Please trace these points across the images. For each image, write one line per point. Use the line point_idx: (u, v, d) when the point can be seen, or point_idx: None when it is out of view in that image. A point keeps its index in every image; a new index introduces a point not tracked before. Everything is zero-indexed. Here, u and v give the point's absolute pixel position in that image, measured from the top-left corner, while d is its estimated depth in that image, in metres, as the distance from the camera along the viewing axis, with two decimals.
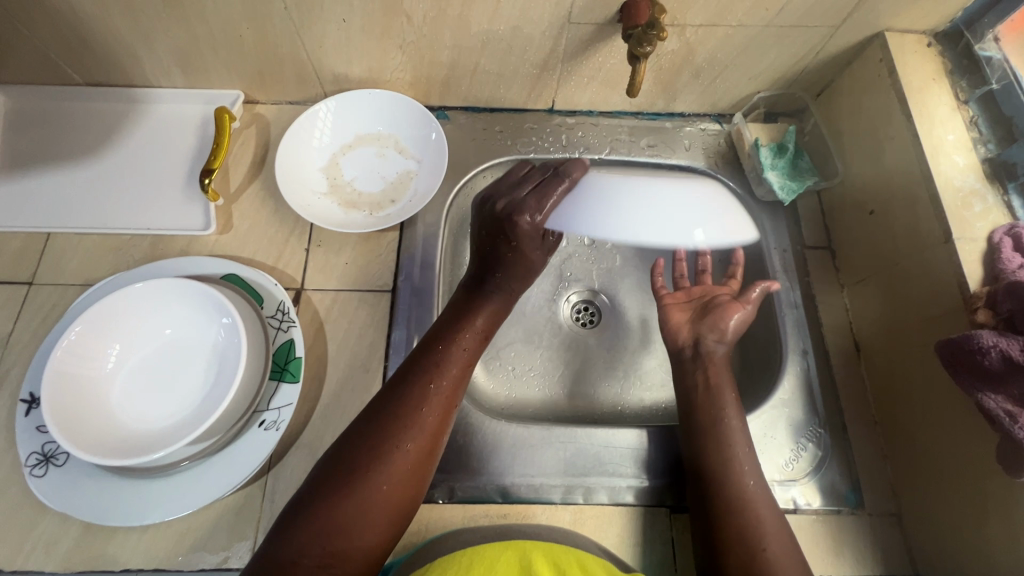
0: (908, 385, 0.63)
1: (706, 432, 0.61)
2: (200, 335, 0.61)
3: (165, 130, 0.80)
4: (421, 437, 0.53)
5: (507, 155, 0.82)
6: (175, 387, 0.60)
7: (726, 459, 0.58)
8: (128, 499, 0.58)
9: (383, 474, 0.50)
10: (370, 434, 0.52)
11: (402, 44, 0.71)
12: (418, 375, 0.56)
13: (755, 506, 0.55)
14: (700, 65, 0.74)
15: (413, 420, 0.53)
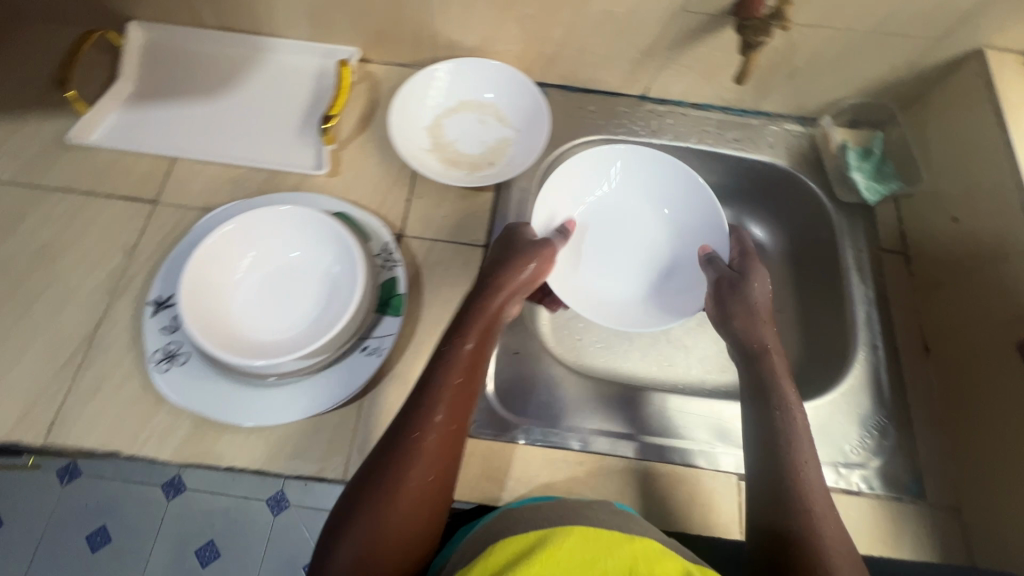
0: (980, 385, 0.66)
1: (768, 444, 0.58)
2: (322, 261, 0.66)
3: (283, 77, 0.85)
4: (448, 437, 0.51)
5: (599, 134, 0.86)
6: (296, 307, 0.65)
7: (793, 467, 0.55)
8: (238, 401, 0.62)
9: (409, 477, 0.48)
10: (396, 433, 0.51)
11: (520, 17, 0.75)
12: (443, 358, 0.55)
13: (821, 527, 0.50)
14: (798, 65, 0.78)
15: (439, 422, 0.51)
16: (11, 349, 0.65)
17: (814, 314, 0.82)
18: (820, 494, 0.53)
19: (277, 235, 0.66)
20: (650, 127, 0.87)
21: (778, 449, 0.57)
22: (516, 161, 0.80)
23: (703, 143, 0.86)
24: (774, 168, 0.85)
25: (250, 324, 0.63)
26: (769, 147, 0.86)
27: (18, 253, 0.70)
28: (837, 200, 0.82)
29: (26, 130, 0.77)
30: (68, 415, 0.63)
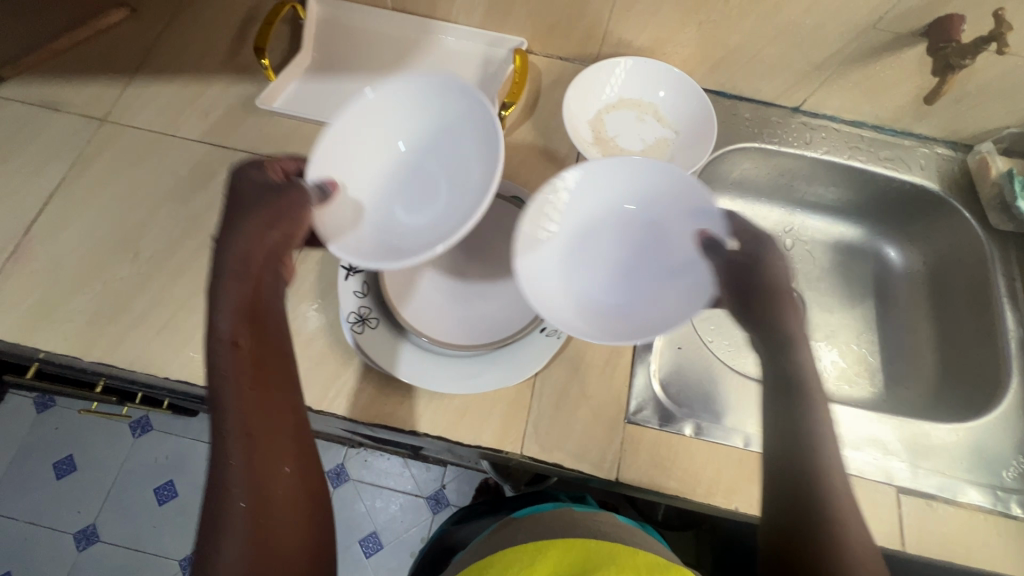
0: None
1: (786, 451, 0.54)
2: (463, 175, 0.63)
3: (451, 62, 0.87)
4: (242, 375, 0.47)
5: (753, 142, 0.87)
6: (432, 215, 0.63)
7: (805, 470, 0.52)
8: (426, 369, 0.64)
9: (232, 418, 0.46)
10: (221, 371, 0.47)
11: (702, 22, 0.77)
12: (223, 299, 0.49)
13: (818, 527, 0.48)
14: (969, 90, 0.78)
15: (230, 360, 0.47)
16: (201, 299, 0.68)
17: (954, 338, 0.84)
18: (833, 501, 0.50)
19: (430, 144, 0.66)
20: (803, 139, 0.88)
21: (801, 457, 0.52)
22: (678, 160, 0.81)
23: (854, 160, 0.87)
24: (924, 190, 0.86)
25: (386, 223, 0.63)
26: (921, 169, 0.86)
27: (208, 209, 0.74)
28: (990, 227, 0.82)
29: (213, 93, 0.81)
30: None
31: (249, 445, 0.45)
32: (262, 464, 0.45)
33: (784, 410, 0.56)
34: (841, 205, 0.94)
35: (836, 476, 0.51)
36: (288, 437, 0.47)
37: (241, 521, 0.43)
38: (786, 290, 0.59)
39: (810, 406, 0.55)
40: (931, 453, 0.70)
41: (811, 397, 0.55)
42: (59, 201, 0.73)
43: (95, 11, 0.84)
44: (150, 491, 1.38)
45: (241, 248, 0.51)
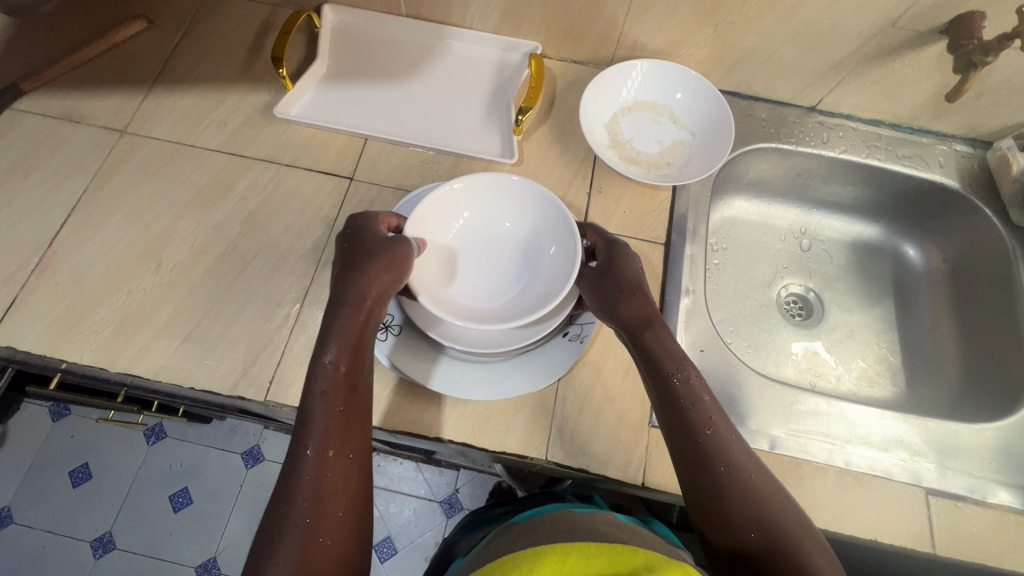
0: None
1: (693, 459, 0.55)
2: (538, 237, 0.70)
3: (466, 68, 0.87)
4: (336, 395, 0.55)
5: (770, 142, 0.86)
6: (482, 268, 0.70)
7: (741, 477, 0.54)
8: (450, 374, 0.65)
9: (316, 436, 0.53)
10: (319, 390, 0.55)
11: (719, 23, 0.77)
12: (335, 329, 0.58)
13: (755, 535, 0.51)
14: (989, 87, 0.78)
15: (327, 380, 0.55)
16: (223, 309, 0.69)
17: (976, 336, 0.83)
18: (770, 508, 0.52)
19: (503, 204, 0.71)
20: (820, 138, 0.87)
21: (704, 465, 0.54)
22: (696, 162, 0.81)
23: (873, 159, 0.86)
24: (944, 188, 0.85)
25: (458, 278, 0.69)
26: (940, 167, 0.86)
27: (228, 219, 0.74)
28: (1012, 223, 0.81)
29: (230, 103, 0.81)
30: (283, 376, 0.66)
31: (323, 454, 0.52)
32: (331, 471, 0.52)
33: (676, 422, 0.56)
34: (858, 205, 0.94)
35: (764, 484, 0.54)
36: (357, 449, 0.54)
37: (302, 513, 0.49)
38: (634, 279, 0.63)
39: (712, 418, 0.56)
40: (959, 454, 0.69)
41: (701, 403, 0.57)
42: (80, 213, 0.73)
43: (113, 24, 0.85)
44: (166, 498, 1.39)
45: (356, 291, 0.60)
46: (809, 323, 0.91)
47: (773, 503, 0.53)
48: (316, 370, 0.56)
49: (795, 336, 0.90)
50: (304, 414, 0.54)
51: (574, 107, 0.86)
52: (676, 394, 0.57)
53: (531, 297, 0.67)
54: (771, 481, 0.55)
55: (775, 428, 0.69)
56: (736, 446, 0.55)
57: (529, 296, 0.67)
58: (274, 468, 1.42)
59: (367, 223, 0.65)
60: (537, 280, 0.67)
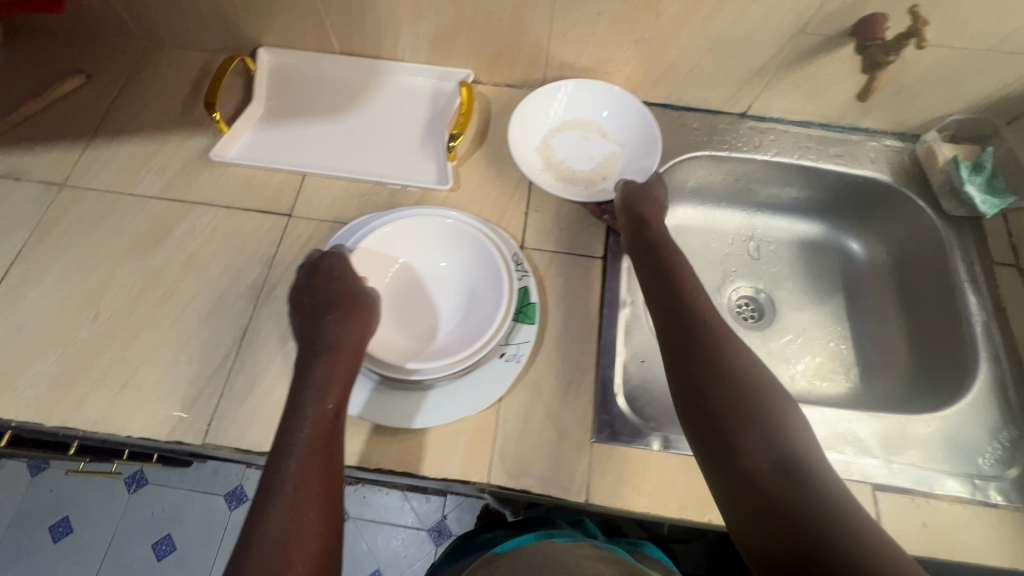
0: None
1: (707, 377, 0.56)
2: (473, 277, 0.72)
3: (402, 98, 0.89)
4: (320, 435, 0.55)
5: (704, 150, 0.88)
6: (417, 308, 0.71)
7: (752, 401, 0.54)
8: (386, 404, 0.65)
9: (296, 475, 0.52)
10: (297, 419, 0.56)
11: (639, 40, 0.79)
12: (321, 373, 0.59)
13: (763, 457, 0.50)
14: (907, 83, 0.80)
15: (315, 420, 0.56)
16: (163, 353, 0.69)
17: (920, 326, 0.84)
18: (780, 434, 0.52)
19: (440, 244, 0.73)
20: (753, 143, 0.89)
21: (718, 376, 0.56)
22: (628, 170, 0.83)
23: (806, 159, 0.88)
24: (876, 183, 0.87)
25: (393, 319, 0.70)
26: (871, 162, 0.87)
27: (169, 263, 0.75)
28: (945, 213, 0.83)
29: (169, 149, 0.83)
30: (223, 416, 0.66)
31: (300, 482, 0.52)
32: (304, 499, 0.51)
33: (683, 355, 0.59)
34: (800, 204, 0.95)
35: (776, 410, 0.54)
36: (332, 478, 0.54)
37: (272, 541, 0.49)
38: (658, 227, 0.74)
39: (725, 346, 0.59)
40: (905, 448, 0.69)
41: (711, 333, 0.60)
42: (21, 266, 0.74)
43: (55, 80, 0.86)
44: (149, 546, 1.36)
45: (338, 336, 0.61)
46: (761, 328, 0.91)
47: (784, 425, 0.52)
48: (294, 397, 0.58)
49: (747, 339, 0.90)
50: (281, 441, 0.55)
51: (508, 130, 0.87)
52: (690, 325, 0.61)
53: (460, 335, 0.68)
54: (789, 409, 0.54)
55: None
56: (745, 374, 0.57)
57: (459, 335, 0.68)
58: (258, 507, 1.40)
59: (339, 258, 0.67)
60: (469, 318, 0.69)
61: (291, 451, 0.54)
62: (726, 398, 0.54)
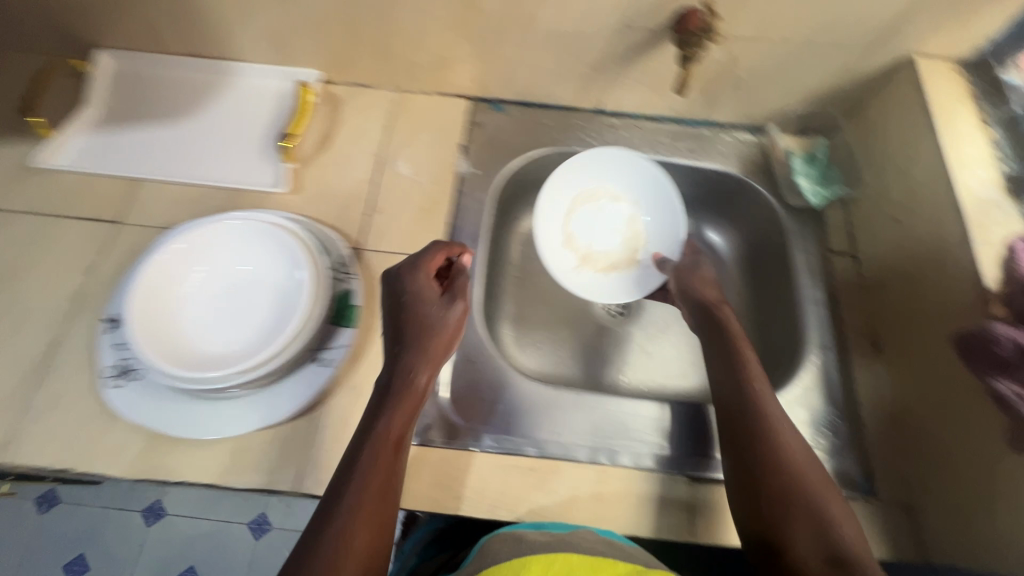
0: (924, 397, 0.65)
1: (790, 469, 0.57)
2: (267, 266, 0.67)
3: (248, 100, 0.87)
4: (376, 472, 0.51)
5: (553, 146, 0.89)
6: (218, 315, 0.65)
7: (800, 495, 0.55)
8: (187, 414, 0.63)
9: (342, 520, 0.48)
10: (370, 467, 0.51)
11: (472, 37, 0.78)
12: (379, 403, 0.56)
13: (808, 550, 0.53)
14: (742, 77, 0.80)
15: (372, 455, 0.52)
16: None
17: (768, 315, 0.85)
18: (851, 531, 0.54)
19: (225, 246, 0.65)
20: (604, 139, 0.90)
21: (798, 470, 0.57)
22: (664, 236, 0.88)
23: (657, 153, 0.89)
24: (725, 176, 0.88)
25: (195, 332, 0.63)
26: (721, 155, 0.88)
27: None
28: (787, 204, 0.84)
29: None
30: (21, 433, 0.63)
31: (364, 538, 0.48)
32: (365, 557, 0.47)
33: (734, 448, 0.60)
34: None
35: (827, 502, 0.55)
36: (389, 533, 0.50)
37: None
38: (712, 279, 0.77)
39: (758, 434, 0.59)
40: None
41: (752, 421, 0.60)
42: None
43: None
44: None
45: (403, 369, 0.58)
46: (616, 329, 0.90)
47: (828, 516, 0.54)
48: (366, 447, 0.53)
49: (602, 334, 0.90)
50: (349, 499, 0.49)
51: (358, 130, 0.86)
52: (734, 412, 0.61)
53: (237, 350, 0.64)
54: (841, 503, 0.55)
55: (544, 432, 0.68)
56: (811, 469, 0.57)
57: (236, 349, 0.64)
58: (176, 523, 1.25)
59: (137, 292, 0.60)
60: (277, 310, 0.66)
61: (365, 506, 0.49)
62: (794, 493, 0.56)
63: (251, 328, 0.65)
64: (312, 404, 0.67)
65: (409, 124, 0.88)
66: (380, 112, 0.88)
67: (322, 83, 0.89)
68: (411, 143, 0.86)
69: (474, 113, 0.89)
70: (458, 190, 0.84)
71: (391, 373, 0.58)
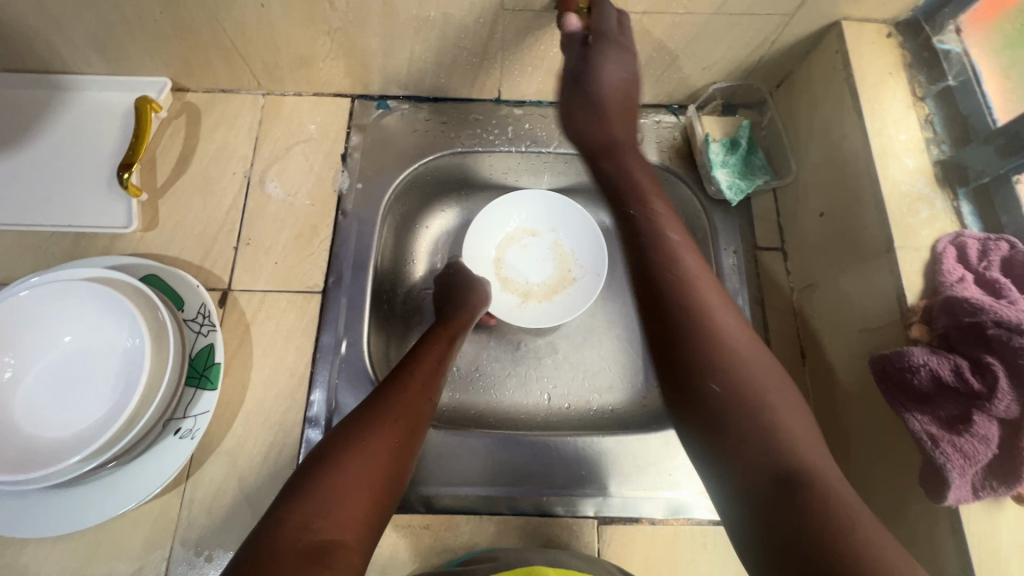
0: (843, 416, 0.59)
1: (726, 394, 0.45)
2: (108, 330, 0.59)
3: (85, 118, 0.74)
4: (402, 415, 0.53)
5: (449, 149, 0.77)
6: (57, 397, 0.57)
7: (746, 396, 0.45)
8: (34, 510, 0.56)
9: (365, 443, 0.49)
10: (369, 425, 0.50)
11: (329, 30, 0.66)
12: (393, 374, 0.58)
13: (750, 465, 0.42)
14: (652, 55, 0.69)
15: (392, 399, 0.54)
16: None
17: None
18: (755, 377, 0.46)
19: (54, 316, 0.58)
20: (506, 134, 0.78)
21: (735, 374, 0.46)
22: (585, 248, 0.84)
23: (565, 147, 0.78)
24: (644, 167, 0.77)
25: (30, 423, 0.56)
26: (639, 144, 0.77)
27: None
28: (709, 197, 0.74)
29: None
30: None
31: (346, 493, 0.45)
32: (348, 515, 0.44)
33: (642, 274, 0.53)
34: (583, 191, 0.86)
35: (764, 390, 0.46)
36: (388, 494, 0.48)
37: (285, 549, 0.40)
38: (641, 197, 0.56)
39: (663, 257, 0.52)
40: (639, 472, 0.63)
41: (677, 302, 0.50)
42: None
43: None
44: None
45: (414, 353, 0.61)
46: (536, 342, 0.82)
47: (770, 425, 0.44)
48: (361, 411, 0.53)
49: (521, 350, 0.81)
50: (333, 454, 0.47)
51: (222, 147, 0.75)
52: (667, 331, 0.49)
53: (83, 436, 0.56)
54: (780, 395, 0.46)
55: (436, 485, 0.62)
56: (734, 330, 0.49)
57: (82, 434, 0.56)
58: None
59: None
60: (122, 379, 0.58)
61: (354, 457, 0.47)
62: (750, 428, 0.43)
63: (101, 408, 0.57)
64: (181, 477, 0.61)
65: (281, 134, 0.77)
66: (246, 121, 0.77)
67: (175, 92, 0.77)
68: (284, 157, 0.75)
69: (356, 114, 0.78)
70: (338, 210, 0.73)
71: (408, 361, 0.60)
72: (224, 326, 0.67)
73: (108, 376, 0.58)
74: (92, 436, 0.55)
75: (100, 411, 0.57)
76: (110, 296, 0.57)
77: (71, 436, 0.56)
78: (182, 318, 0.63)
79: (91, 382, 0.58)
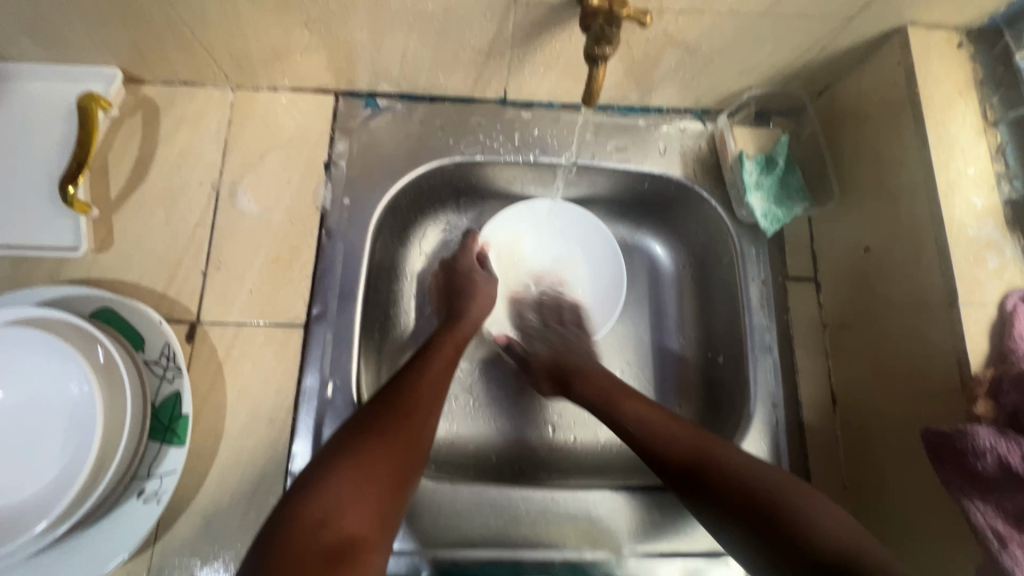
0: (879, 476, 0.55)
1: (720, 491, 0.50)
2: (52, 382, 0.51)
3: (11, 114, 0.62)
4: (405, 396, 0.54)
5: (448, 157, 0.68)
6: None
7: (767, 496, 0.48)
8: None
9: (366, 434, 0.50)
10: (370, 425, 0.50)
11: (308, 21, 0.55)
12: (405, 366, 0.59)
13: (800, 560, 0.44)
14: (686, 59, 0.59)
15: (387, 388, 0.55)
16: None
17: (715, 349, 0.70)
18: (766, 471, 0.51)
19: None
20: (513, 141, 0.69)
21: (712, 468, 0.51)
22: (603, 271, 0.75)
23: (580, 157, 0.69)
24: (666, 181, 0.69)
25: None
26: (661, 155, 0.69)
27: None
28: (738, 220, 0.67)
29: None
30: None
31: (358, 491, 0.46)
32: (365, 509, 0.45)
33: (564, 369, 0.66)
34: (597, 202, 0.77)
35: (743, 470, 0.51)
36: (399, 494, 0.48)
37: (303, 546, 0.41)
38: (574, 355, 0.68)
39: (589, 383, 0.63)
40: (655, 531, 0.59)
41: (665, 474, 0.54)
42: None
43: None
44: None
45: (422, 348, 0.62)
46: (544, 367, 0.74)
47: (797, 519, 0.46)
48: (363, 415, 0.52)
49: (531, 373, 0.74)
50: (337, 452, 0.48)
51: (187, 151, 0.65)
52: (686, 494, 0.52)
53: (30, 506, 0.48)
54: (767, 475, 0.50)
55: (434, 547, 0.56)
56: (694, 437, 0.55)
57: (28, 502, 0.48)
58: None
59: None
60: (69, 441, 0.50)
61: (361, 459, 0.47)
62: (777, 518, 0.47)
63: (49, 470, 0.49)
64: (148, 540, 0.54)
65: (254, 136, 0.67)
66: (214, 121, 0.67)
67: (127, 84, 0.66)
68: (258, 165, 0.66)
69: (340, 114, 0.68)
70: (322, 229, 0.65)
71: (413, 370, 0.57)
72: (192, 365, 0.59)
73: (53, 435, 0.50)
74: (36, 509, 0.48)
75: (48, 474, 0.49)
76: (50, 343, 0.49)
77: (15, 505, 0.48)
78: (144, 359, 0.55)
79: (34, 442, 0.50)
